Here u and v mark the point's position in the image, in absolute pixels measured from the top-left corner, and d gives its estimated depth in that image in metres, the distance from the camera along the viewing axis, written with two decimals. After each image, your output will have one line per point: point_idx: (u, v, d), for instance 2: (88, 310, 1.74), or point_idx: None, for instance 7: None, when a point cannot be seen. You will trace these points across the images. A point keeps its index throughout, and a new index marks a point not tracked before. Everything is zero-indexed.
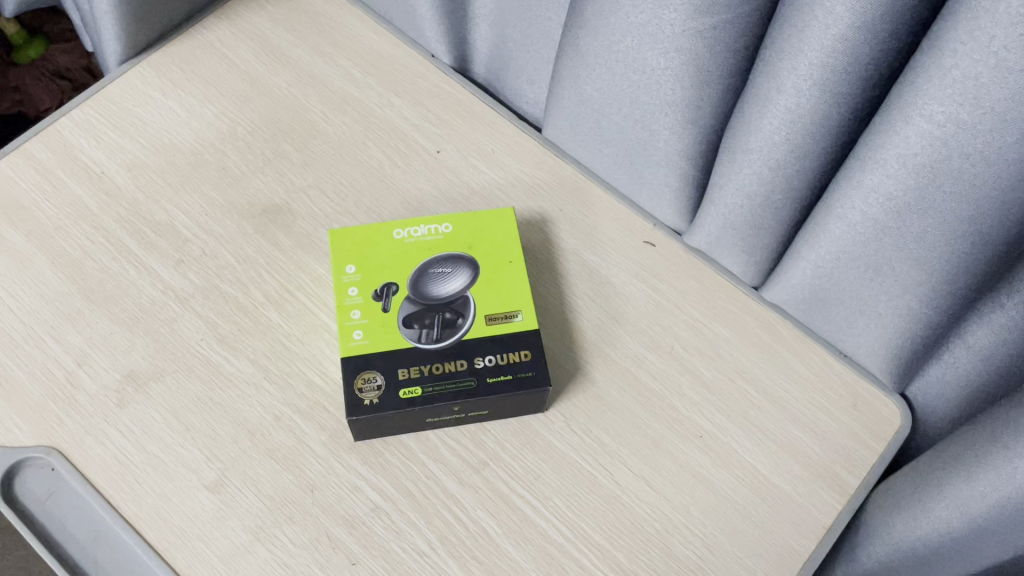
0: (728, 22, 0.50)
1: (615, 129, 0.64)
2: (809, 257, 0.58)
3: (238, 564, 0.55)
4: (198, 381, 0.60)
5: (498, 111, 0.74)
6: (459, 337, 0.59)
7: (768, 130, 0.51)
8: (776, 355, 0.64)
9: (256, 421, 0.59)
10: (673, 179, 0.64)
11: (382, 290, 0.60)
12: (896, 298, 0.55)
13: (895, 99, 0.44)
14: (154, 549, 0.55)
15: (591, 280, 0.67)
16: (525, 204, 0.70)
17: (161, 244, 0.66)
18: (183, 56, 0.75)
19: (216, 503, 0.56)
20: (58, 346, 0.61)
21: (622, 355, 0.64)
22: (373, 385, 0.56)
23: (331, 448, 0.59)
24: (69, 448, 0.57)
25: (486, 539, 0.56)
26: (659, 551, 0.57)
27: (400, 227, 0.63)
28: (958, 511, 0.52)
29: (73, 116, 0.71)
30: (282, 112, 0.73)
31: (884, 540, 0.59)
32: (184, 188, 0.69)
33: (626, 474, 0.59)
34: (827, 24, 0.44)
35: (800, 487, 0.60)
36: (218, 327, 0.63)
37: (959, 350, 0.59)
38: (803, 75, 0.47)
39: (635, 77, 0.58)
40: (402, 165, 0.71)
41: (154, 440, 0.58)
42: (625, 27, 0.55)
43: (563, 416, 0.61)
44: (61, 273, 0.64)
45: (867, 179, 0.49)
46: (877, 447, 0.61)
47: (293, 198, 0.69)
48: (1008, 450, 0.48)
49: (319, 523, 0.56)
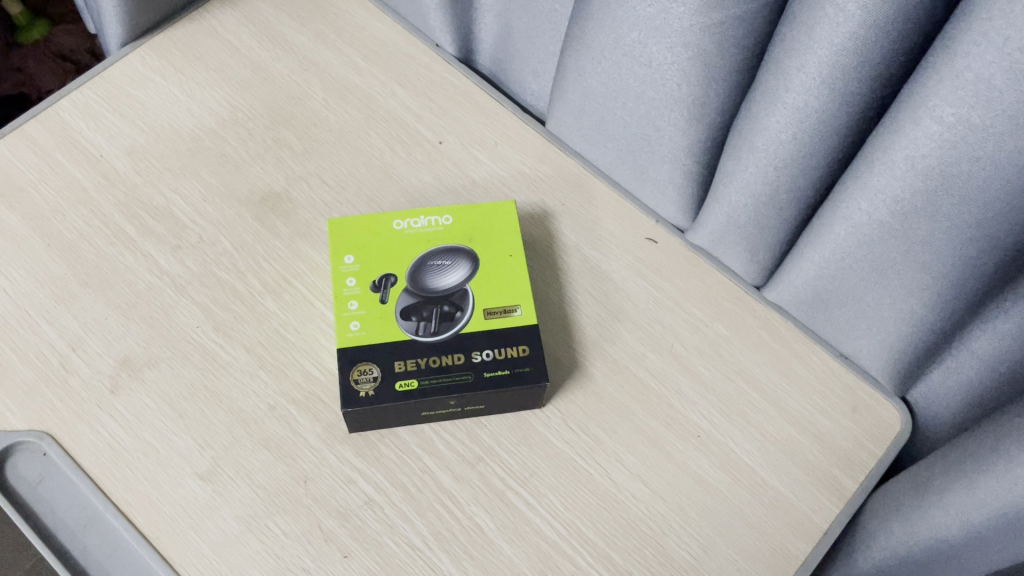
0: (737, 17, 0.49)
1: (620, 123, 0.64)
2: (812, 258, 0.57)
3: (229, 554, 0.54)
4: (193, 368, 0.60)
5: (502, 102, 0.74)
6: (457, 330, 0.58)
7: (775, 128, 0.51)
8: (776, 355, 0.64)
9: (250, 410, 0.59)
10: (677, 175, 0.63)
11: (379, 281, 0.59)
12: (900, 301, 0.54)
13: (906, 100, 0.44)
14: (145, 536, 0.54)
15: (591, 276, 0.66)
16: (526, 198, 0.69)
17: (158, 229, 0.65)
18: (185, 41, 0.74)
19: (208, 492, 0.56)
20: (53, 329, 0.61)
21: (621, 352, 0.63)
22: (369, 376, 0.56)
23: (325, 439, 0.58)
24: (61, 433, 0.57)
25: (479, 534, 0.56)
26: (653, 551, 0.56)
27: (400, 218, 0.63)
28: (957, 518, 0.51)
29: (72, 98, 0.70)
30: (283, 99, 0.72)
31: (881, 545, 0.58)
32: (183, 172, 0.68)
33: (622, 472, 0.59)
34: (837, 21, 0.43)
35: (798, 489, 0.59)
36: (214, 314, 0.62)
37: (963, 356, 0.58)
38: (811, 74, 0.46)
39: (642, 71, 0.57)
40: (403, 155, 0.70)
41: (147, 426, 0.58)
42: (632, 20, 0.54)
43: (560, 413, 0.60)
44: (57, 256, 0.63)
45: (875, 179, 0.48)
46: (876, 451, 0.61)
47: (292, 185, 0.68)
48: (1010, 458, 0.47)
49: (312, 514, 0.56)
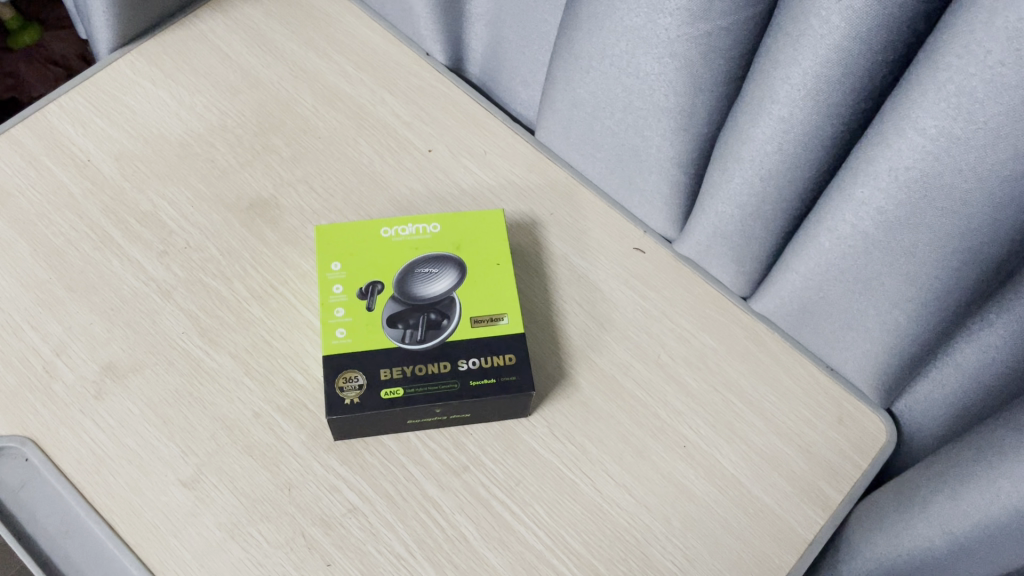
0: (722, 28, 0.49)
1: (607, 133, 0.64)
2: (798, 269, 0.57)
3: (211, 562, 0.54)
4: (178, 375, 0.60)
5: (491, 111, 0.74)
6: (444, 338, 0.58)
7: (761, 138, 0.51)
8: (763, 366, 0.64)
9: (235, 417, 0.58)
10: (664, 186, 0.63)
11: (366, 288, 0.59)
12: (884, 313, 0.55)
13: (889, 112, 0.44)
14: (126, 544, 0.54)
15: (579, 286, 0.66)
16: (515, 207, 0.69)
17: (145, 235, 0.65)
18: (175, 47, 0.74)
19: (191, 499, 0.55)
20: (37, 334, 0.60)
21: (608, 362, 0.63)
22: (354, 384, 0.56)
23: (310, 447, 0.58)
24: (44, 439, 0.56)
25: (464, 543, 0.56)
26: (638, 562, 0.56)
27: (388, 225, 0.63)
28: (939, 529, 0.52)
29: (60, 103, 0.70)
30: (273, 106, 0.72)
31: (866, 556, 0.58)
32: (171, 178, 0.68)
33: (608, 482, 0.59)
34: (821, 33, 0.43)
35: (784, 500, 0.59)
36: (200, 320, 0.62)
37: (948, 367, 0.59)
38: (796, 85, 0.47)
39: (629, 81, 0.58)
40: (392, 163, 0.71)
41: (130, 433, 0.57)
42: (620, 30, 0.55)
43: (546, 421, 0.60)
44: (43, 261, 0.63)
45: (859, 192, 0.48)
46: (862, 463, 0.61)
47: (281, 192, 0.68)
48: (992, 469, 0.48)
49: (296, 522, 0.55)
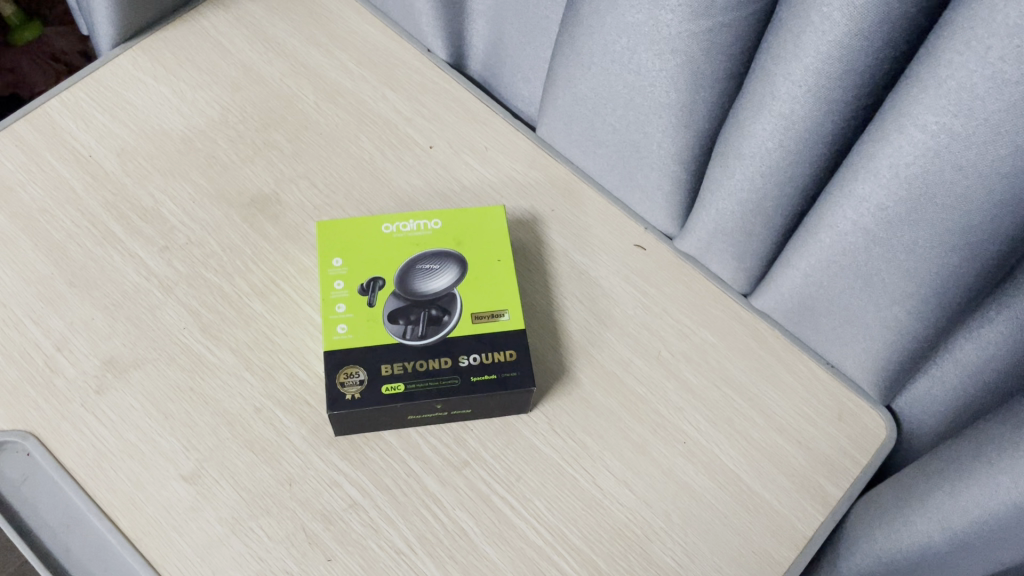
0: (723, 25, 0.49)
1: (608, 129, 0.64)
2: (798, 265, 0.57)
3: (212, 556, 0.54)
4: (179, 370, 0.60)
5: (492, 107, 0.74)
6: (444, 334, 0.58)
7: (761, 135, 0.51)
8: (763, 363, 0.64)
9: (236, 412, 0.59)
10: (665, 182, 0.63)
11: (367, 284, 0.59)
12: (884, 309, 0.55)
13: (890, 108, 0.44)
14: (128, 538, 0.54)
15: (580, 282, 0.66)
16: (516, 203, 0.69)
17: (146, 230, 0.65)
18: (177, 43, 0.75)
19: (192, 493, 0.56)
20: (39, 329, 0.60)
21: (609, 358, 0.63)
22: (355, 380, 0.56)
23: (310, 442, 0.58)
24: (46, 434, 0.57)
25: (464, 539, 0.56)
26: (638, 557, 0.56)
27: (389, 221, 0.63)
28: (938, 525, 0.52)
29: (61, 98, 0.70)
30: (274, 102, 0.73)
31: (865, 553, 0.58)
32: (173, 174, 0.68)
33: (608, 478, 0.59)
34: (822, 30, 0.43)
35: (784, 496, 0.59)
36: (201, 316, 0.62)
37: (947, 364, 0.59)
38: (797, 82, 0.47)
39: (630, 78, 0.58)
40: (393, 159, 0.71)
41: (132, 427, 0.57)
42: (621, 27, 0.55)
43: (547, 417, 0.60)
44: (45, 256, 0.63)
45: (859, 188, 0.48)
46: (861, 460, 0.61)
47: (282, 188, 0.68)
48: (991, 465, 0.48)
49: (296, 517, 0.55)
